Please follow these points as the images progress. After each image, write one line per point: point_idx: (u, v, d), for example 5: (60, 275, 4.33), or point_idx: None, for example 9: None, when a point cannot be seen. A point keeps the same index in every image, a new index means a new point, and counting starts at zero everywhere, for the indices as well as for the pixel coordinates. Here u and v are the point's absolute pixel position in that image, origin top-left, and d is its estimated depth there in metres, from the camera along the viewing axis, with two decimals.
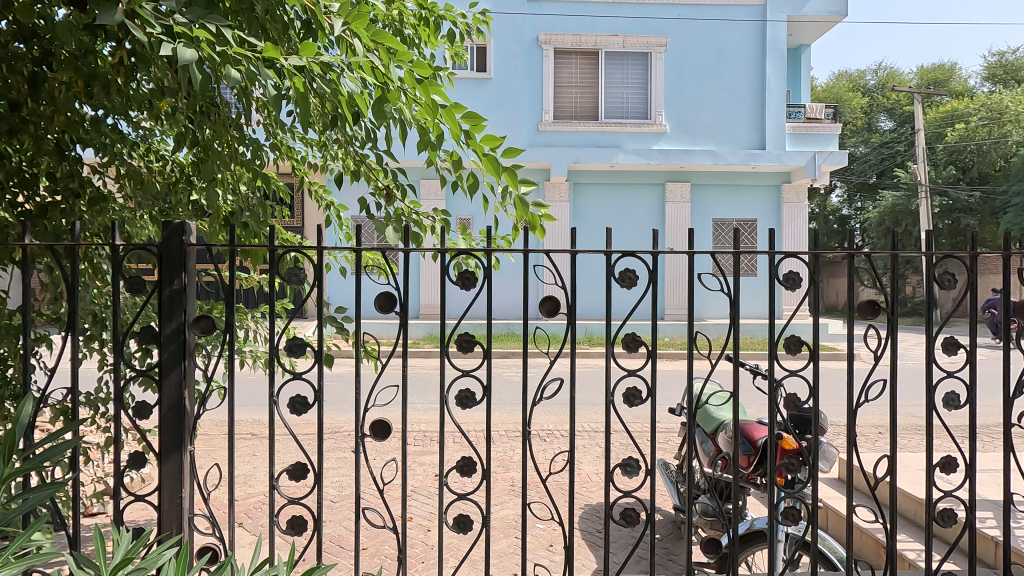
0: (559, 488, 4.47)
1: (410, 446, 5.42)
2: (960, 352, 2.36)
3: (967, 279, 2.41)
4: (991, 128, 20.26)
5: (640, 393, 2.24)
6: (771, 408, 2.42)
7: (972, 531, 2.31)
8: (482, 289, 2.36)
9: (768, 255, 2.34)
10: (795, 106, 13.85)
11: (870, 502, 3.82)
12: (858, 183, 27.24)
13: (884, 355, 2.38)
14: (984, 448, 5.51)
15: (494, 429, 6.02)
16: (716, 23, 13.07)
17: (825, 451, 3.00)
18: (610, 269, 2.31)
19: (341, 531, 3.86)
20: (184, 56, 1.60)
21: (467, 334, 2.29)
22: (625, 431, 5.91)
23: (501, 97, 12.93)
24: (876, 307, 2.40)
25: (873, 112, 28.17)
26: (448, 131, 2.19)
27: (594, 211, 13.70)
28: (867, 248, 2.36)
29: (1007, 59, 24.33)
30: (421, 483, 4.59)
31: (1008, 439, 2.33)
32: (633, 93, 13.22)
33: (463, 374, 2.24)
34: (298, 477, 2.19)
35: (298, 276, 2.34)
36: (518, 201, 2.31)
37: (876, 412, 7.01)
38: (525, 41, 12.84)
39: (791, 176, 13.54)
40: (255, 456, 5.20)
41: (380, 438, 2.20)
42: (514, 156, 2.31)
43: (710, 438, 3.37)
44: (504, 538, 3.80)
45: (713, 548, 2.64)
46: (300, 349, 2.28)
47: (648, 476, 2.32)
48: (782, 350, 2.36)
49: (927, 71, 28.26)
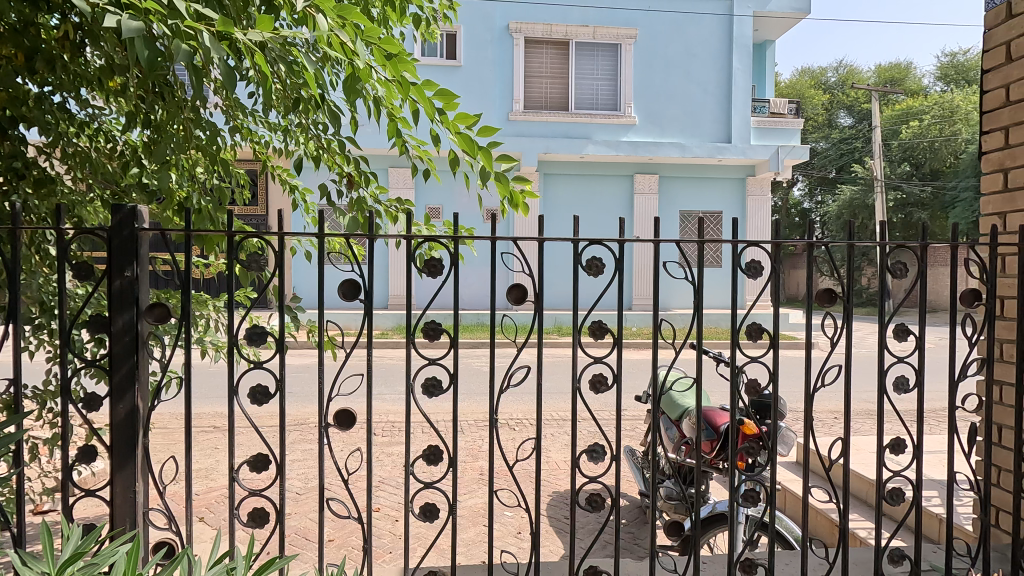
0: (527, 476, 4.55)
1: (377, 437, 5.40)
2: (908, 338, 2.42)
3: (919, 269, 2.48)
4: (943, 127, 21.21)
5: (606, 379, 2.24)
6: (733, 393, 2.44)
7: (917, 509, 2.36)
8: (450, 277, 2.24)
9: (732, 244, 2.32)
10: (759, 101, 14.20)
11: (825, 483, 4.02)
12: (819, 177, 28.17)
13: (839, 342, 2.42)
14: (929, 431, 5.83)
15: (463, 419, 6.05)
16: (685, 16, 13.20)
17: (784, 434, 3.10)
18: (576, 258, 2.28)
19: (307, 522, 3.82)
20: (129, 27, 1.51)
21: (435, 323, 2.22)
22: (592, 419, 6.05)
23: (471, 85, 12.82)
24: (834, 295, 2.45)
25: (833, 109, 29.03)
26: (422, 110, 2.14)
27: (562, 201, 13.73)
28: (824, 239, 2.40)
29: (958, 60, 25.33)
30: (389, 474, 4.58)
31: (954, 422, 2.38)
32: (603, 84, 13.28)
33: (430, 363, 2.14)
34: (259, 468, 2.12)
35: (259, 263, 2.25)
36: (498, 178, 2.27)
37: (832, 397, 7.34)
38: (496, 28, 12.75)
39: (755, 170, 13.84)
40: (217, 449, 5.08)
41: (344, 428, 2.15)
42: (490, 135, 2.26)
43: (674, 424, 3.47)
44: (473, 526, 3.81)
45: (676, 530, 2.55)
46: (262, 338, 2.19)
47: (614, 461, 2.30)
48: (743, 338, 2.35)
49: (884, 69, 29.11)
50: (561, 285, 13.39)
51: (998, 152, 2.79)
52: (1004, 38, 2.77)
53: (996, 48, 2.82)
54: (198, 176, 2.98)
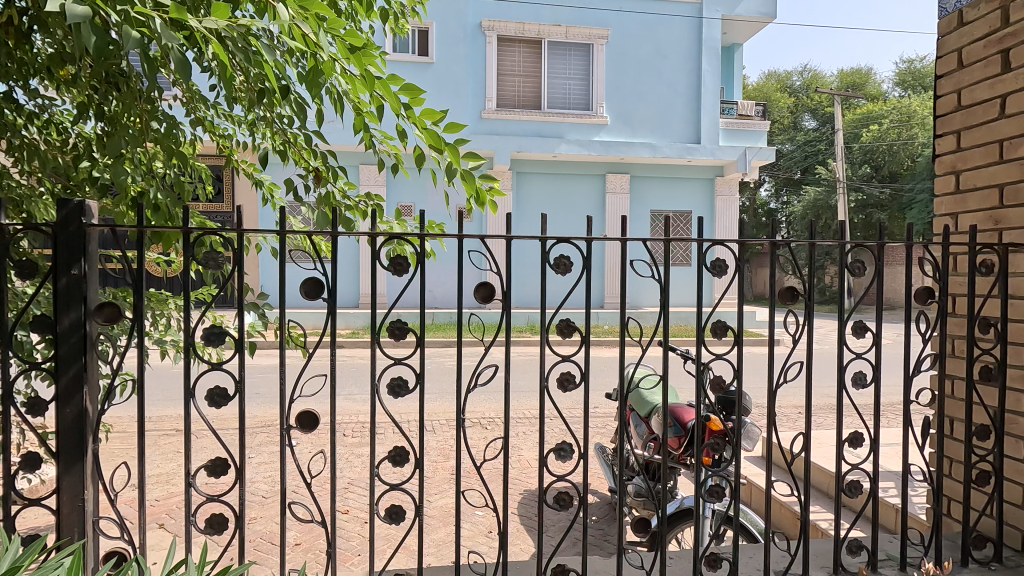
0: (499, 475, 4.54)
1: (346, 438, 5.32)
2: (866, 335, 2.49)
3: (876, 267, 2.55)
4: (901, 130, 21.96)
5: (573, 377, 2.24)
6: (698, 390, 2.47)
7: (875, 500, 2.43)
8: (416, 275, 2.21)
9: (697, 242, 2.34)
10: (727, 103, 14.48)
11: (787, 475, 4.12)
12: (785, 178, 28.89)
13: (800, 339, 2.47)
14: (886, 425, 6.05)
15: (435, 418, 6.00)
16: (656, 18, 13.36)
17: (749, 430, 3.16)
18: (543, 256, 2.27)
19: (272, 527, 3.73)
20: (73, 12, 1.44)
21: (401, 322, 2.18)
22: (563, 417, 6.09)
23: (443, 82, 12.71)
24: (796, 294, 2.50)
25: (798, 112, 29.82)
26: (386, 104, 2.09)
27: (534, 199, 13.75)
28: (786, 239, 2.45)
29: (916, 66, 26.29)
30: (357, 475, 4.51)
31: (909, 416, 2.45)
32: (575, 84, 13.35)
33: (395, 362, 2.10)
34: (217, 473, 2.05)
35: (217, 261, 2.17)
36: (466, 175, 2.24)
37: (796, 392, 7.55)
38: (468, 26, 12.70)
39: (723, 170, 14.11)
40: (178, 453, 4.92)
41: (307, 429, 2.10)
42: (456, 131, 2.23)
43: (643, 421, 3.50)
44: (443, 527, 3.78)
45: (644, 526, 2.56)
46: (220, 338, 2.11)
47: (582, 459, 2.30)
48: (708, 336, 2.38)
49: (846, 74, 30.02)
50: (530, 283, 13.41)
51: (951, 155, 2.89)
52: (955, 44, 2.88)
53: (949, 54, 2.92)
54: (158, 170, 2.87)
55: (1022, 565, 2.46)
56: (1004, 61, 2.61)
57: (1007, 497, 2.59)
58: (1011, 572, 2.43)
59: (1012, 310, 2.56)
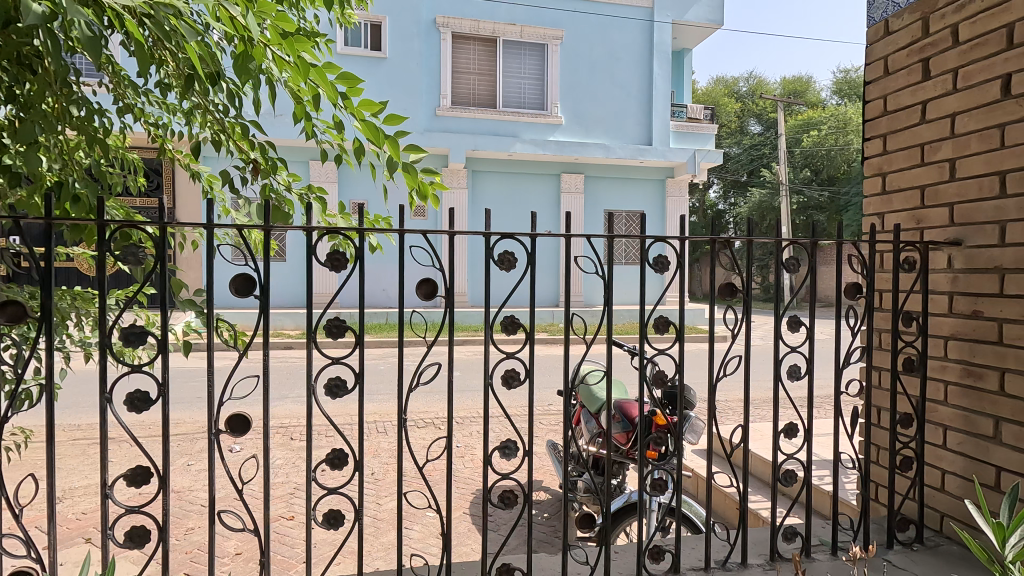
0: (451, 476, 4.51)
1: (293, 442, 5.16)
2: (800, 329, 2.57)
3: (810, 264, 2.65)
4: (838, 136, 23.12)
5: (517, 374, 2.22)
6: (642, 385, 2.50)
7: (808, 487, 2.52)
8: (355, 271, 2.13)
9: (640, 239, 2.36)
10: (677, 107, 14.86)
11: (727, 465, 4.26)
12: (732, 180, 29.93)
13: (739, 334, 2.54)
14: (822, 416, 6.36)
15: (388, 420, 5.91)
16: (609, 20, 13.56)
17: (693, 423, 3.23)
18: (487, 252, 2.23)
19: (210, 537, 3.57)
20: None
21: (339, 320, 2.10)
22: (517, 416, 6.11)
23: (396, 77, 12.50)
24: (734, 290, 2.57)
25: (744, 117, 30.95)
26: (322, 93, 2.01)
27: (489, 198, 13.72)
28: (726, 237, 2.51)
29: (851, 76, 27.73)
30: (304, 480, 4.38)
31: (840, 407, 2.55)
32: (529, 83, 13.39)
33: (333, 362, 2.02)
34: (138, 483, 1.92)
35: (138, 256, 2.04)
36: (407, 168, 2.18)
37: (741, 387, 7.83)
38: (423, 22, 12.54)
39: (673, 172, 14.47)
40: (108, 464, 4.65)
41: (237, 433, 2.00)
42: (397, 123, 2.16)
43: (593, 417, 3.53)
44: (392, 530, 3.72)
45: (589, 522, 2.58)
46: (141, 338, 1.97)
47: (527, 457, 2.28)
48: (651, 332, 2.41)
49: (789, 82, 31.36)
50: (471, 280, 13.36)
51: (878, 157, 3.03)
52: (882, 52, 3.02)
53: (876, 62, 3.06)
54: (80, 160, 2.68)
55: (940, 545, 2.61)
56: (924, 69, 2.76)
57: (928, 481, 2.73)
58: (931, 551, 2.57)
59: (932, 305, 2.71)
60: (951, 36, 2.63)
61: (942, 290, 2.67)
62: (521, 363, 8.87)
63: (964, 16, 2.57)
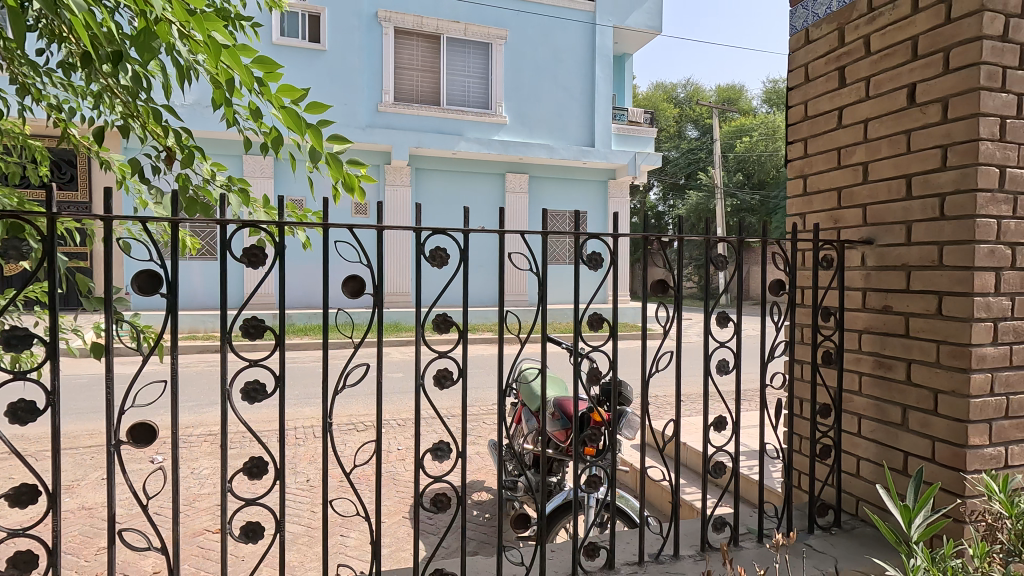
0: (391, 480, 4.41)
1: (223, 450, 4.90)
2: (728, 325, 2.65)
3: (737, 262, 2.73)
4: (768, 142, 24.35)
5: (449, 373, 2.16)
6: (575, 382, 2.50)
7: (736, 477, 2.59)
8: (274, 267, 2.01)
9: (574, 236, 2.35)
10: (619, 110, 15.19)
11: (658, 457, 4.36)
12: (671, 183, 30.96)
13: (670, 330, 2.57)
14: (753, 408, 6.67)
15: (325, 424, 5.71)
16: (552, 22, 13.68)
17: (629, 419, 3.26)
18: (418, 248, 2.15)
19: (126, 556, 3.32)
20: None
21: (257, 320, 1.97)
22: (460, 416, 6.07)
23: (335, 71, 12.10)
24: (666, 287, 2.62)
25: (682, 122, 32.09)
26: (236, 78, 1.88)
27: (431, 196, 13.53)
28: (658, 235, 2.54)
29: (780, 86, 29.28)
30: (234, 490, 4.16)
31: (766, 400, 2.64)
32: (474, 82, 13.32)
33: (250, 364, 1.88)
34: (23, 503, 1.72)
35: (20, 249, 1.79)
36: (331, 159, 2.08)
37: (679, 383, 8.11)
38: (364, 15, 12.21)
39: (615, 174, 14.78)
40: (9, 481, 4.25)
41: (142, 443, 1.83)
42: (319, 112, 2.05)
43: (533, 416, 3.50)
44: (328, 538, 3.60)
45: (523, 523, 2.55)
46: (24, 343, 1.76)
47: (460, 458, 2.23)
48: (585, 329, 2.41)
49: (723, 89, 32.76)
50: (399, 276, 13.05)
51: (800, 160, 3.17)
52: (803, 60, 3.16)
53: (798, 69, 3.20)
54: None
55: (856, 528, 2.76)
56: (840, 77, 2.91)
57: (845, 467, 2.88)
58: (847, 534, 2.71)
59: (848, 300, 2.86)
60: (864, 46, 2.77)
61: (857, 286, 2.82)
62: (453, 363, 8.67)
63: (875, 28, 2.71)
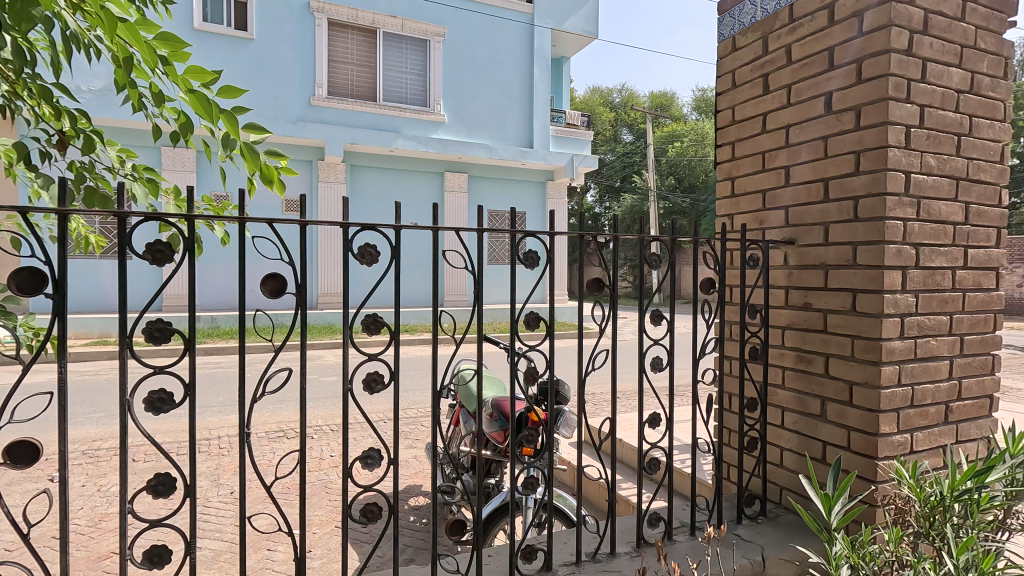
0: (322, 488, 4.22)
1: (135, 463, 4.52)
2: (661, 323, 2.69)
3: (669, 261, 2.77)
4: (697, 148, 25.45)
5: (380, 376, 2.05)
6: (512, 382, 2.44)
7: (671, 472, 2.62)
8: (182, 264, 1.84)
9: (511, 233, 2.29)
10: (557, 112, 15.36)
11: (593, 454, 4.40)
12: (607, 185, 31.72)
13: (606, 328, 2.57)
14: (684, 403, 6.91)
15: (251, 432, 5.40)
16: (490, 22, 13.65)
17: (566, 418, 3.25)
18: (345, 245, 2.02)
19: None
20: None
21: (163, 323, 1.78)
22: (397, 420, 5.91)
23: (264, 61, 11.55)
24: (602, 285, 2.62)
25: (618, 126, 32.98)
26: (136, 56, 1.70)
27: (366, 193, 13.14)
28: (593, 233, 2.53)
29: (708, 94, 30.68)
30: (146, 508, 3.84)
31: (699, 396, 2.69)
32: (411, 78, 13.06)
33: (153, 373, 1.68)
34: None
35: None
36: (246, 149, 1.93)
37: (615, 380, 8.29)
38: (294, 4, 11.70)
39: (553, 175, 14.93)
40: None
41: (21, 463, 1.61)
42: (233, 97, 1.90)
43: (471, 417, 3.41)
44: (253, 553, 3.39)
45: (459, 529, 2.47)
46: None
47: (392, 465, 2.12)
48: (521, 329, 2.36)
49: (656, 96, 33.93)
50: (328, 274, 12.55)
51: (727, 163, 3.27)
52: (731, 66, 3.27)
53: (725, 75, 3.31)
54: None
55: (780, 516, 2.88)
56: (764, 84, 3.03)
57: (769, 458, 2.99)
58: (772, 523, 2.82)
59: (773, 298, 2.97)
60: (786, 55, 2.89)
61: (781, 284, 2.94)
62: (383, 365, 8.38)
63: (796, 38, 2.84)
